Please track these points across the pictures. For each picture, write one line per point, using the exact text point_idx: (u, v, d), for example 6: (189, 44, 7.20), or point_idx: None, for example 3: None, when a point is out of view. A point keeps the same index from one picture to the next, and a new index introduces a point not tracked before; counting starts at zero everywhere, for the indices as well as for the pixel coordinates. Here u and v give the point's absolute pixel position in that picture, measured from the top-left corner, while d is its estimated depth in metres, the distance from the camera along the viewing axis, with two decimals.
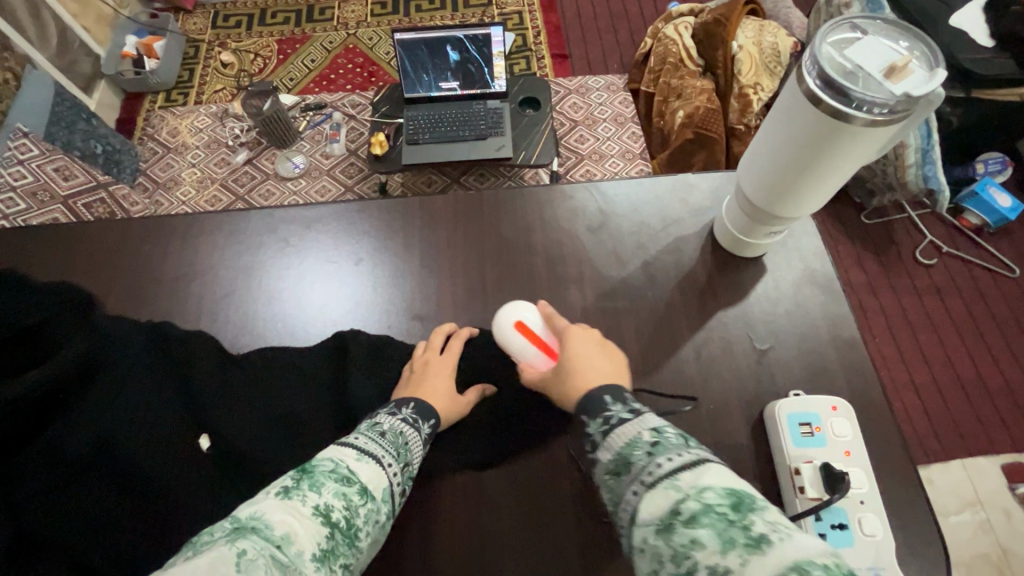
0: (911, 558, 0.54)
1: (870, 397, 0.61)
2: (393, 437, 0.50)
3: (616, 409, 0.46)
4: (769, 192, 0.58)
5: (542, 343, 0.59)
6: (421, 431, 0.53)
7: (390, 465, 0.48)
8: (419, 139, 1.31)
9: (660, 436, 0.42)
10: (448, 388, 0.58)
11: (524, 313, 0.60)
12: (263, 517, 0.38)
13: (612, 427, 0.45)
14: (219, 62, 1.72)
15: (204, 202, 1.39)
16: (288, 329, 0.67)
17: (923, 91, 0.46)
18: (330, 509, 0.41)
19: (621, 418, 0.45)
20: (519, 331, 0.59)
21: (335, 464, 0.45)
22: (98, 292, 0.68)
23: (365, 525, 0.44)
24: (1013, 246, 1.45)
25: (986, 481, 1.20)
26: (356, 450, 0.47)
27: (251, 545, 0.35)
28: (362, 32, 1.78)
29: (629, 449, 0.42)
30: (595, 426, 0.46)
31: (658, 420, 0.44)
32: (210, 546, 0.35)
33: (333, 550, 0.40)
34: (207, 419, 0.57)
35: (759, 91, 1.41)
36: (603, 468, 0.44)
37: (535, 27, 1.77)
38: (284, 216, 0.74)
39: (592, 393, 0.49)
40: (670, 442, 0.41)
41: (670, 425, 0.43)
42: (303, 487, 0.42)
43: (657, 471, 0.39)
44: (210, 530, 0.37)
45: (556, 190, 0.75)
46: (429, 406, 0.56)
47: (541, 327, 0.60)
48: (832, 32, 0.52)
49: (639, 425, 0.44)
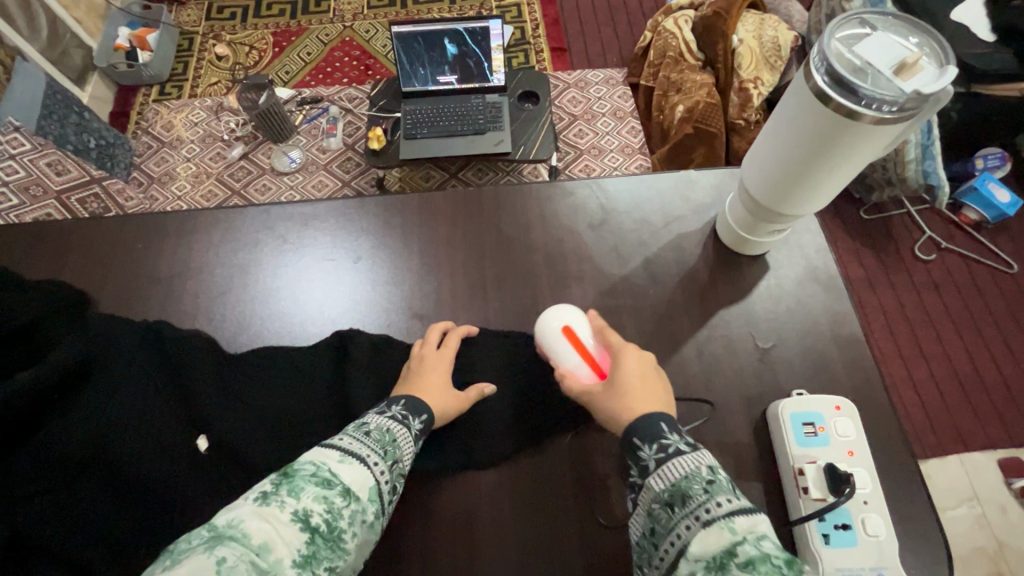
0: (913, 557, 0.54)
1: (872, 396, 0.61)
2: (379, 436, 0.50)
3: (674, 439, 0.47)
4: (774, 190, 0.57)
5: (590, 355, 0.57)
6: (411, 427, 0.53)
7: (376, 464, 0.47)
8: (416, 134, 1.29)
9: (717, 476, 0.44)
10: (445, 381, 0.58)
11: (575, 322, 0.58)
12: (240, 525, 0.38)
13: (667, 457, 0.46)
14: (213, 54, 1.70)
15: (200, 197, 1.38)
16: (286, 327, 0.66)
17: (934, 89, 0.46)
18: (310, 513, 0.41)
19: (680, 449, 0.46)
20: (566, 337, 0.58)
21: (316, 468, 0.44)
22: (92, 290, 0.67)
23: (350, 526, 0.43)
24: (1012, 241, 1.44)
25: (983, 476, 1.20)
26: (340, 452, 0.47)
27: (230, 552, 0.35)
28: (359, 25, 1.76)
29: (687, 482, 0.44)
30: (649, 451, 0.47)
31: (713, 458, 0.46)
32: (187, 555, 0.34)
33: (314, 554, 0.40)
34: (205, 420, 0.56)
35: (759, 85, 1.40)
36: (655, 496, 0.45)
37: (534, 20, 1.76)
38: (280, 213, 0.73)
39: (648, 415, 0.49)
40: (724, 483, 0.44)
41: (722, 465, 0.46)
42: (282, 492, 0.41)
43: (715, 511, 0.42)
44: (186, 538, 0.37)
45: (557, 186, 0.75)
46: (421, 402, 0.55)
47: (589, 339, 0.58)
48: (842, 27, 0.51)
49: (697, 460, 0.46)
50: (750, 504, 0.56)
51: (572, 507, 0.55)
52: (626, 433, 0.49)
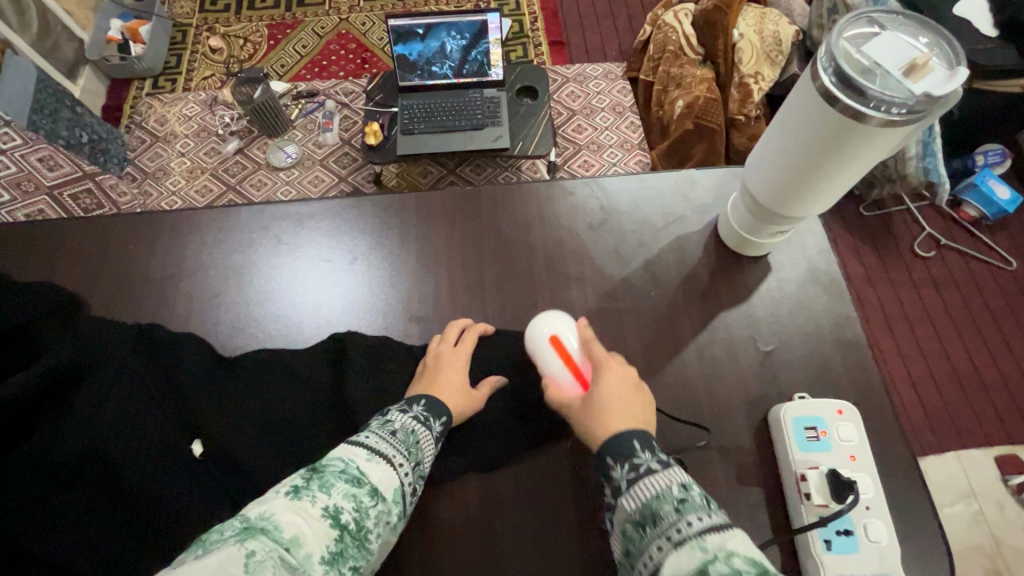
0: (915, 563, 0.53)
1: (874, 398, 0.60)
2: (404, 436, 0.49)
3: (645, 457, 0.46)
4: (778, 192, 0.56)
5: (574, 365, 0.56)
6: (433, 429, 0.52)
7: (401, 465, 0.47)
8: (414, 129, 1.28)
9: (688, 495, 0.43)
10: (461, 381, 0.57)
11: (563, 330, 0.58)
12: (272, 517, 0.37)
13: (638, 476, 0.45)
14: (206, 47, 1.68)
15: (194, 192, 1.37)
16: (280, 330, 0.65)
17: (943, 91, 0.45)
18: (340, 511, 0.40)
19: (650, 468, 0.45)
20: (552, 346, 0.57)
21: (345, 465, 0.44)
22: (82, 291, 0.66)
23: (375, 527, 0.42)
24: (1011, 238, 1.44)
25: (980, 473, 1.20)
26: (367, 450, 0.46)
27: (260, 546, 0.34)
28: (355, 17, 1.73)
29: (657, 501, 0.43)
30: (620, 471, 0.46)
31: (686, 476, 0.45)
32: (220, 545, 0.34)
33: (342, 553, 0.39)
34: (200, 422, 0.55)
35: (759, 80, 1.39)
36: (627, 517, 0.44)
37: (532, 13, 1.74)
38: (275, 212, 0.72)
39: (619, 433, 0.48)
40: (696, 501, 0.42)
41: (697, 483, 0.44)
42: (313, 487, 0.41)
43: (687, 529, 0.40)
44: (219, 529, 0.36)
45: (556, 186, 0.74)
46: (441, 403, 0.54)
47: (576, 348, 0.57)
48: (850, 26, 0.50)
49: (668, 479, 0.44)
50: (751, 509, 0.55)
51: (571, 512, 0.55)
52: (600, 453, 0.48)
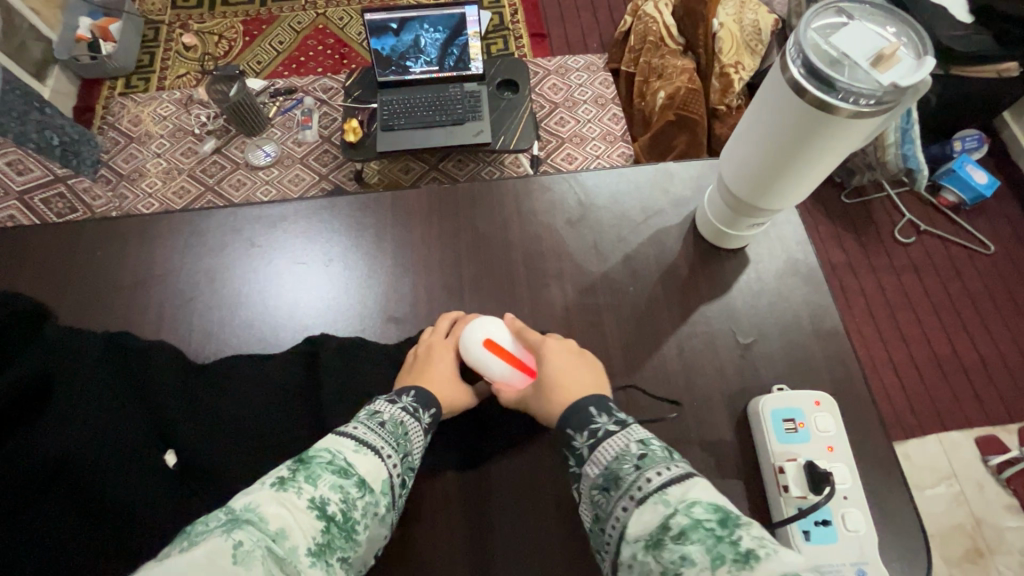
0: (893, 548, 0.54)
1: (852, 387, 0.61)
2: (393, 428, 0.48)
3: (602, 420, 0.47)
4: (755, 184, 0.56)
5: (517, 359, 0.56)
6: (421, 421, 0.51)
7: (389, 456, 0.46)
8: (393, 125, 1.26)
9: (648, 450, 0.43)
10: (452, 371, 0.56)
11: (491, 328, 0.56)
12: (258, 508, 0.37)
13: (598, 440, 0.46)
14: (181, 45, 1.64)
15: (171, 194, 1.35)
16: (255, 334, 0.64)
17: (910, 81, 0.45)
18: (326, 502, 0.40)
19: (608, 430, 0.46)
20: (490, 350, 0.56)
21: (332, 456, 0.43)
22: (51, 299, 0.64)
23: (363, 518, 0.42)
24: (989, 222, 1.46)
25: (962, 454, 1.22)
26: (354, 441, 0.45)
27: (247, 536, 0.34)
28: (332, 12, 1.71)
29: (618, 462, 0.43)
30: (581, 439, 0.47)
31: (645, 433, 0.45)
32: (206, 537, 0.33)
33: (329, 543, 0.38)
34: (173, 434, 0.54)
35: (740, 70, 1.39)
36: (593, 483, 0.44)
37: (512, 5, 1.72)
38: (248, 215, 0.70)
39: (578, 402, 0.50)
40: (657, 455, 0.42)
41: (656, 438, 0.45)
42: (300, 478, 0.40)
43: (647, 485, 0.40)
44: (205, 519, 0.35)
45: (534, 181, 0.73)
46: (430, 395, 0.53)
47: (510, 342, 0.57)
48: (818, 16, 0.50)
49: (626, 438, 0.45)
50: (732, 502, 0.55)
51: (554, 510, 0.55)
52: (560, 427, 0.50)
